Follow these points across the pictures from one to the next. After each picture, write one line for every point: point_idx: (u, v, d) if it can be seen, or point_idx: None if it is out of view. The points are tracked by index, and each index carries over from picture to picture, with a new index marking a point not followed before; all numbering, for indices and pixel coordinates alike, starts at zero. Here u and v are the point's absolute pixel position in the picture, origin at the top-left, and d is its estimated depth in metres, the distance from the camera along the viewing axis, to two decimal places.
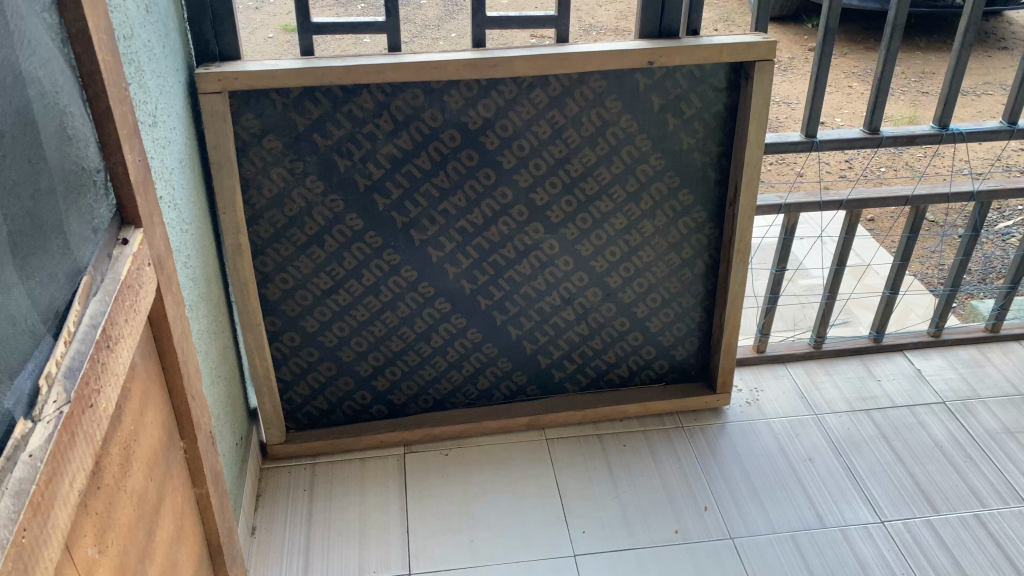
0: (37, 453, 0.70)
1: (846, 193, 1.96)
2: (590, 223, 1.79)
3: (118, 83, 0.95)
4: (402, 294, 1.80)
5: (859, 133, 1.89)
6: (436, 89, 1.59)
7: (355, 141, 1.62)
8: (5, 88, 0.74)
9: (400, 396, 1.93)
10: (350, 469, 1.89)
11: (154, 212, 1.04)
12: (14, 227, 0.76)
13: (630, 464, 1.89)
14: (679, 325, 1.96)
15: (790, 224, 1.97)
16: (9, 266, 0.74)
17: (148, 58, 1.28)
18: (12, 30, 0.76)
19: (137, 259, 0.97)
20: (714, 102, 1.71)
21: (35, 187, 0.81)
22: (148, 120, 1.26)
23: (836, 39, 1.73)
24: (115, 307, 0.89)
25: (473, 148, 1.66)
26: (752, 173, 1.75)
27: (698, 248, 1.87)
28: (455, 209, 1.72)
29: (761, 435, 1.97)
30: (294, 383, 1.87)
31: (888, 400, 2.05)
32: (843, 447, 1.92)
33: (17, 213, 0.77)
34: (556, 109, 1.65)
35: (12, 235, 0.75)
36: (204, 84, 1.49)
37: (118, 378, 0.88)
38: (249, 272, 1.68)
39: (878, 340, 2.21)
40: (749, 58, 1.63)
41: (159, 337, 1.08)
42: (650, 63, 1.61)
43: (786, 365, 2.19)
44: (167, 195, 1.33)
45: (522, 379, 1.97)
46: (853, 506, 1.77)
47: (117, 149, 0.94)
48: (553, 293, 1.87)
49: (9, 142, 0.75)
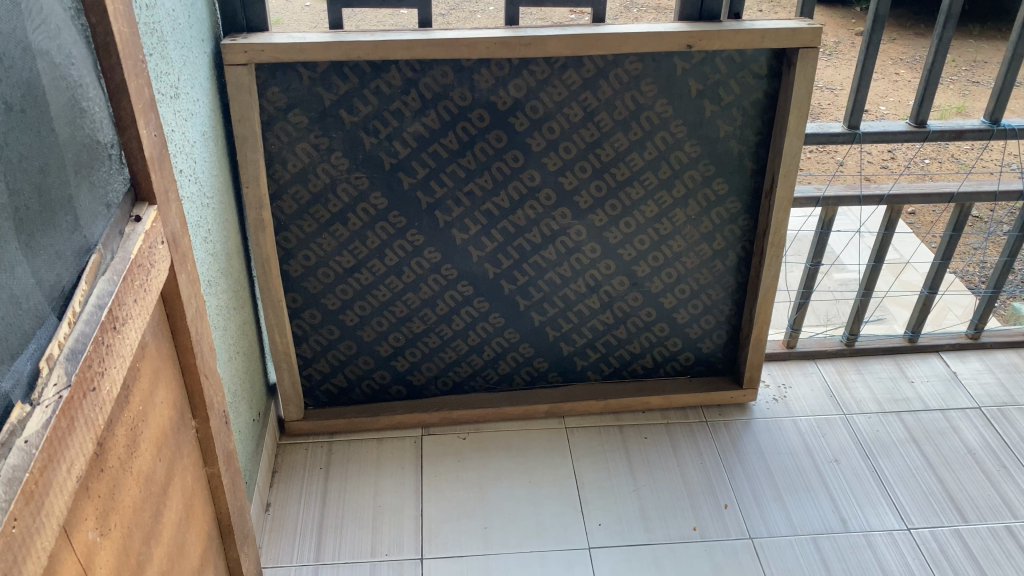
0: (33, 438, 0.68)
1: (887, 188, 1.89)
2: (619, 210, 1.75)
3: (135, 56, 0.92)
4: (425, 275, 1.77)
5: (905, 126, 1.82)
6: (466, 67, 1.54)
7: (382, 118, 1.58)
8: (11, 60, 0.71)
9: (420, 377, 1.91)
10: (367, 449, 1.88)
11: (170, 188, 1.02)
12: (21, 202, 0.74)
13: (650, 457, 1.86)
14: (707, 317, 1.92)
15: (827, 218, 1.91)
16: (13, 242, 0.72)
17: (172, 28, 1.25)
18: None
19: (150, 236, 0.95)
20: (755, 89, 1.65)
21: (43, 162, 0.78)
22: (170, 92, 1.24)
23: (885, 26, 1.65)
24: (124, 287, 0.87)
25: (501, 129, 1.62)
26: (789, 164, 1.69)
27: (731, 240, 1.82)
28: (482, 191, 1.69)
29: (787, 433, 1.92)
30: (314, 360, 1.85)
31: (920, 403, 1.99)
32: (872, 449, 1.87)
33: (24, 188, 0.75)
34: (589, 91, 1.60)
35: (17, 211, 0.73)
36: (230, 56, 1.46)
37: (124, 360, 0.86)
38: (271, 248, 1.66)
39: (913, 340, 2.14)
40: (792, 46, 1.57)
41: (172, 315, 1.06)
42: (689, 47, 1.55)
43: (816, 362, 2.13)
44: (188, 170, 1.31)
45: (544, 366, 1.94)
46: (878, 511, 1.72)
47: (132, 124, 0.91)
48: (579, 280, 1.83)
49: (15, 115, 0.73)
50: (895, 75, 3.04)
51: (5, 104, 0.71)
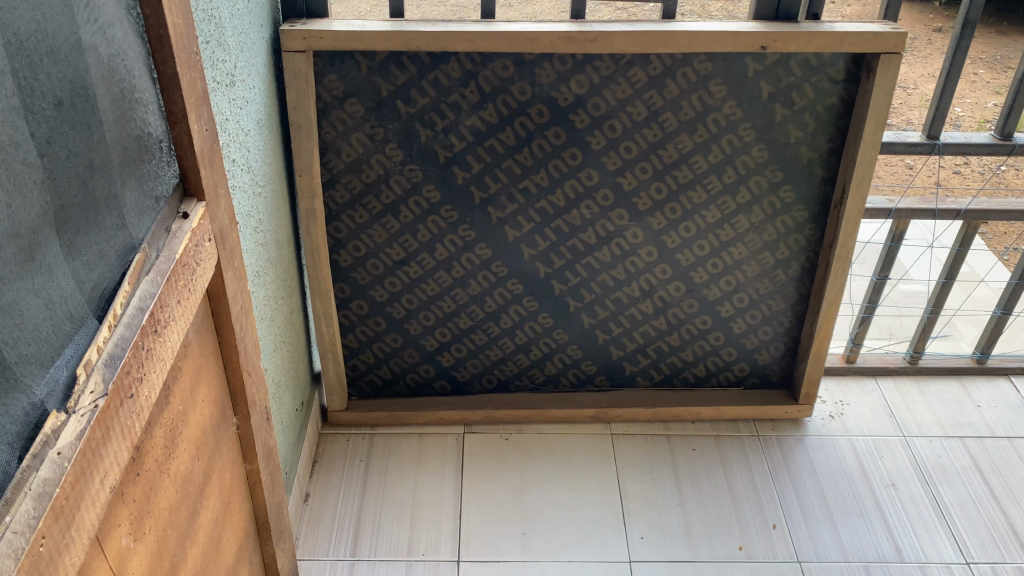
0: (66, 451, 0.66)
1: (966, 201, 1.78)
2: (679, 214, 1.68)
3: (190, 48, 0.89)
4: (475, 271, 1.74)
5: (989, 138, 1.71)
6: (528, 61, 1.49)
7: (439, 110, 1.54)
8: (58, 56, 0.69)
9: (465, 374, 1.88)
10: (408, 444, 1.86)
11: (220, 183, 0.99)
12: (65, 201, 0.72)
13: (698, 471, 1.80)
14: (765, 328, 1.85)
15: (898, 230, 1.82)
16: (55, 243, 0.70)
17: (231, 14, 1.22)
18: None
19: (197, 234, 0.92)
20: (830, 93, 1.57)
21: (89, 161, 0.75)
22: (225, 80, 1.21)
23: (975, 32, 1.55)
24: (167, 288, 0.85)
25: (561, 126, 1.57)
26: (863, 174, 1.61)
27: (795, 250, 1.74)
28: (537, 188, 1.64)
29: (842, 453, 1.84)
30: (359, 351, 1.83)
31: (987, 429, 1.89)
32: (932, 475, 1.79)
33: (68, 187, 0.72)
34: (655, 90, 1.54)
35: (60, 211, 0.71)
36: (288, 42, 1.43)
37: (164, 363, 0.84)
38: (321, 238, 1.64)
39: (981, 361, 2.04)
40: (872, 50, 1.48)
41: (217, 312, 1.04)
42: (762, 48, 1.48)
43: (877, 379, 2.04)
44: (240, 159, 1.28)
45: (591, 369, 1.89)
46: (936, 542, 1.64)
47: (183, 119, 0.88)
48: (632, 283, 1.77)
49: (63, 111, 0.70)
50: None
51: (54, 100, 0.69)
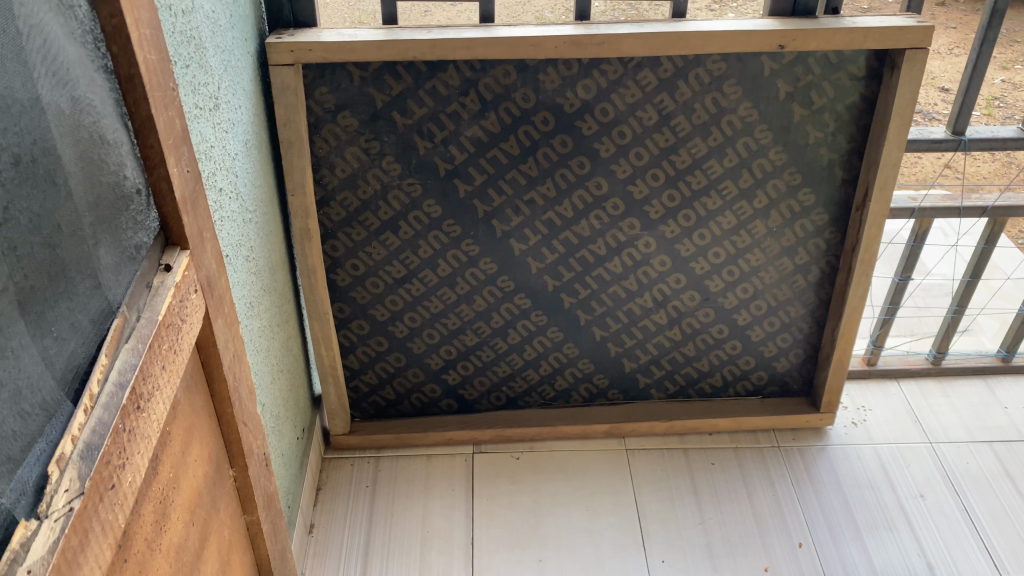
0: (37, 567, 0.58)
1: (992, 198, 1.71)
2: (693, 221, 1.60)
3: (166, 84, 0.80)
4: (480, 287, 1.65)
5: (1016, 131, 1.63)
6: (531, 67, 1.40)
7: (438, 121, 1.45)
8: (16, 114, 0.60)
9: (472, 391, 1.80)
10: (415, 467, 1.79)
11: (205, 227, 0.91)
12: (30, 275, 0.63)
13: (717, 487, 1.73)
14: (784, 335, 1.77)
15: (921, 230, 1.74)
16: (21, 326, 0.61)
17: (212, 31, 1.13)
18: (27, 35, 0.61)
19: (182, 288, 0.84)
20: (850, 91, 1.48)
21: (58, 225, 0.67)
22: (208, 104, 1.12)
23: (1003, 22, 1.47)
24: (150, 355, 0.77)
25: (567, 134, 1.48)
26: (887, 175, 1.52)
27: (815, 254, 1.67)
28: (543, 199, 1.55)
29: (866, 462, 1.78)
30: (361, 371, 1.75)
31: (1015, 432, 1.82)
32: (961, 484, 1.72)
33: (34, 257, 0.63)
34: (666, 93, 1.45)
35: (27, 286, 0.62)
36: (275, 56, 1.34)
37: (149, 441, 0.76)
38: (317, 259, 1.56)
39: (1007, 359, 1.97)
40: (897, 46, 1.39)
41: (208, 364, 0.96)
42: (780, 47, 1.39)
43: (899, 381, 1.97)
44: (228, 187, 1.20)
45: (604, 383, 1.82)
46: (969, 556, 1.58)
47: (161, 163, 0.80)
48: (645, 294, 1.69)
49: (27, 174, 0.62)
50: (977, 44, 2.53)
51: (14, 161, 0.60)
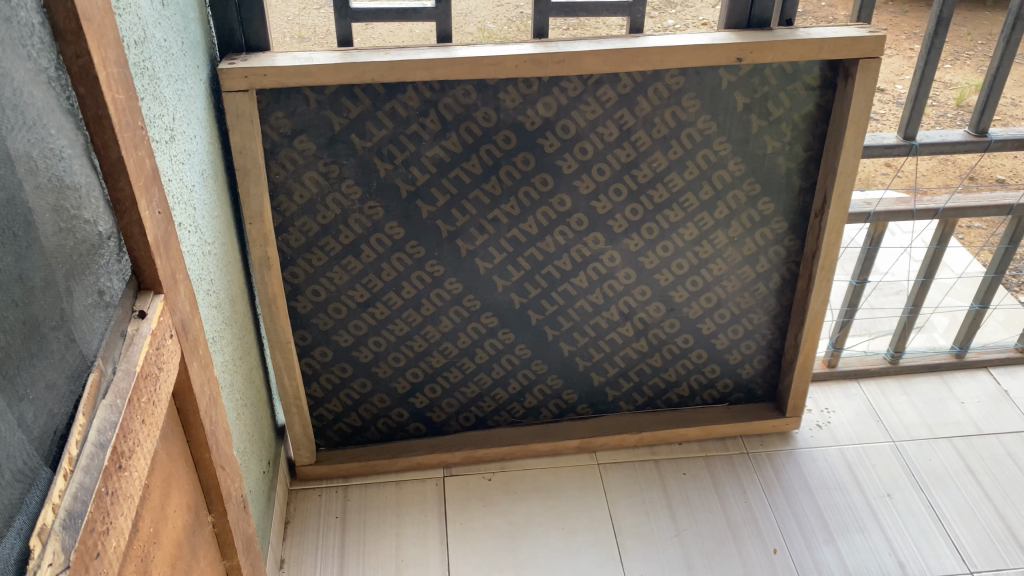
0: None
1: (943, 200, 1.79)
2: (656, 234, 1.60)
3: (134, 123, 0.76)
4: (446, 307, 1.63)
5: (964, 135, 1.72)
6: (491, 85, 1.39)
7: (398, 143, 1.43)
8: None
9: (440, 414, 1.78)
10: (385, 494, 1.75)
11: (178, 268, 0.87)
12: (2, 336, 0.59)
13: (691, 498, 1.74)
14: (748, 342, 1.79)
15: (875, 233, 1.79)
16: None
17: (164, 60, 1.09)
18: None
19: (158, 335, 0.80)
20: (806, 101, 1.50)
21: (32, 282, 0.63)
22: (165, 136, 1.07)
23: (949, 29, 1.53)
24: (129, 411, 0.73)
25: (530, 151, 1.47)
26: (844, 183, 1.54)
27: (775, 261, 1.68)
28: (508, 217, 1.54)
29: (833, 464, 1.81)
30: (325, 399, 1.71)
31: (973, 427, 1.87)
32: (925, 481, 1.75)
33: (9, 318, 0.59)
34: (626, 108, 1.45)
35: None
36: (228, 81, 1.29)
37: (132, 500, 0.73)
38: (278, 287, 1.51)
39: (960, 355, 2.03)
40: (851, 56, 1.42)
41: (183, 410, 0.92)
42: (738, 60, 1.40)
43: (858, 381, 2.02)
44: (187, 220, 1.15)
45: (573, 398, 1.82)
46: (938, 553, 1.61)
47: (132, 206, 0.76)
48: (611, 308, 1.69)
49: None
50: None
51: None
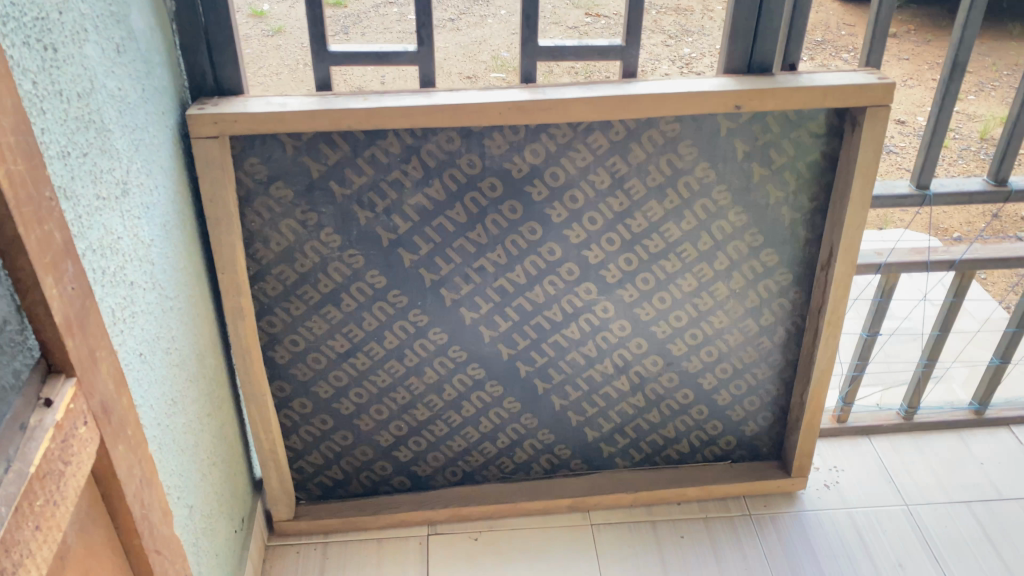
0: None
1: (961, 251, 1.68)
2: (652, 284, 1.52)
3: (40, 195, 0.70)
4: (429, 358, 1.56)
5: (983, 184, 1.62)
6: (475, 132, 1.32)
7: (379, 190, 1.36)
8: None
9: (425, 468, 1.71)
10: (365, 552, 1.67)
11: (99, 346, 0.81)
12: None
13: (687, 563, 1.64)
14: (752, 398, 1.70)
15: (887, 286, 1.70)
16: None
17: (118, 111, 1.03)
18: None
19: (65, 426, 0.73)
20: (811, 149, 1.42)
21: None
22: (115, 192, 1.01)
23: (965, 75, 1.44)
24: (16, 518, 0.65)
25: (517, 200, 1.40)
26: (852, 237, 1.46)
27: (780, 315, 1.59)
28: (494, 265, 1.46)
29: (841, 528, 1.70)
30: (305, 452, 1.64)
31: (993, 491, 1.76)
32: (939, 551, 1.64)
33: None
34: (618, 155, 1.37)
35: None
36: (197, 127, 1.24)
37: None
38: (252, 338, 1.45)
39: (980, 412, 1.92)
40: (858, 103, 1.34)
41: (108, 496, 0.85)
42: (737, 108, 1.32)
43: (871, 437, 1.92)
44: (142, 278, 1.08)
45: (566, 453, 1.73)
46: None
47: (36, 286, 0.69)
48: (605, 360, 1.61)
49: None
50: (931, 81, 2.56)
51: None
